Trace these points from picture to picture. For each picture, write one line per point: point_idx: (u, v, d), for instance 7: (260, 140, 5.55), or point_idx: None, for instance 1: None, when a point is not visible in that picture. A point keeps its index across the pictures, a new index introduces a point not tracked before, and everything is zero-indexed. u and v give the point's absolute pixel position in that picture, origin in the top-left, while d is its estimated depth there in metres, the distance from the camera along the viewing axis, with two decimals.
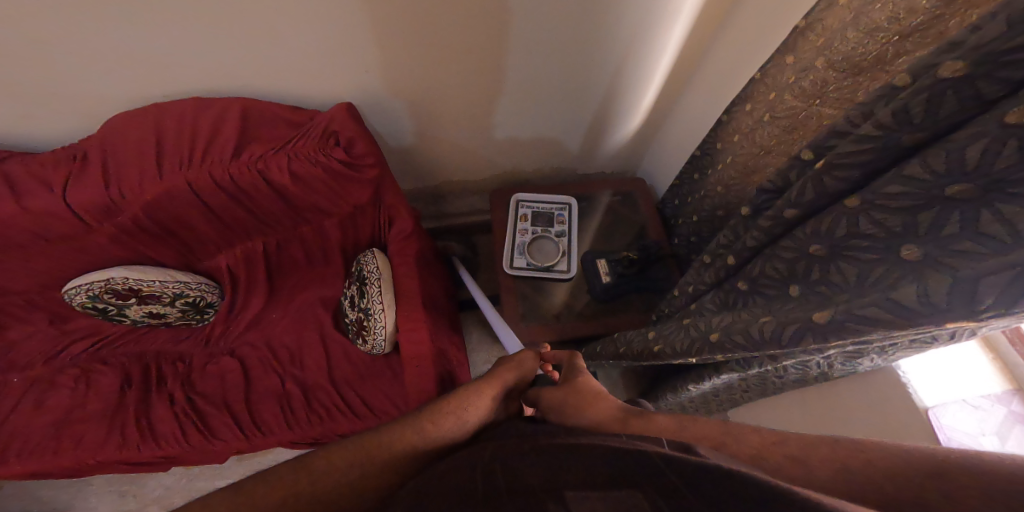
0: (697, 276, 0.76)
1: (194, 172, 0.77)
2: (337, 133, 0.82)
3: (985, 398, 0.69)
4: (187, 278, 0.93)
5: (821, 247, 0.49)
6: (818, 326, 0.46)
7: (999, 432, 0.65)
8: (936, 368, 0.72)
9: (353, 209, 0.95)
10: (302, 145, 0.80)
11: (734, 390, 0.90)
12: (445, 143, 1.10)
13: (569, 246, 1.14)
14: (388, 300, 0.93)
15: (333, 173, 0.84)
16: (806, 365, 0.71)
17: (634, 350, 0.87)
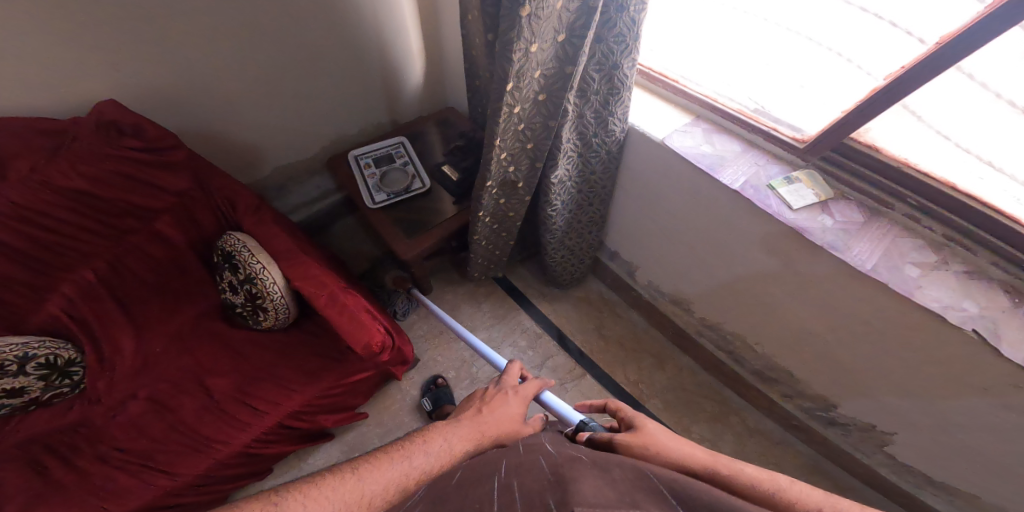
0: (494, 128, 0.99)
1: None
2: (118, 122, 0.80)
3: (694, 124, 0.95)
4: (21, 340, 0.87)
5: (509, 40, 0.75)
6: (504, 58, 0.72)
7: (704, 140, 0.92)
8: (648, 117, 0.97)
9: (180, 202, 0.92)
10: (78, 144, 0.77)
11: (578, 211, 1.15)
12: (255, 123, 1.15)
13: (416, 167, 1.20)
14: (267, 259, 0.92)
15: (137, 164, 0.83)
16: (597, 148, 0.93)
17: (491, 214, 1.06)
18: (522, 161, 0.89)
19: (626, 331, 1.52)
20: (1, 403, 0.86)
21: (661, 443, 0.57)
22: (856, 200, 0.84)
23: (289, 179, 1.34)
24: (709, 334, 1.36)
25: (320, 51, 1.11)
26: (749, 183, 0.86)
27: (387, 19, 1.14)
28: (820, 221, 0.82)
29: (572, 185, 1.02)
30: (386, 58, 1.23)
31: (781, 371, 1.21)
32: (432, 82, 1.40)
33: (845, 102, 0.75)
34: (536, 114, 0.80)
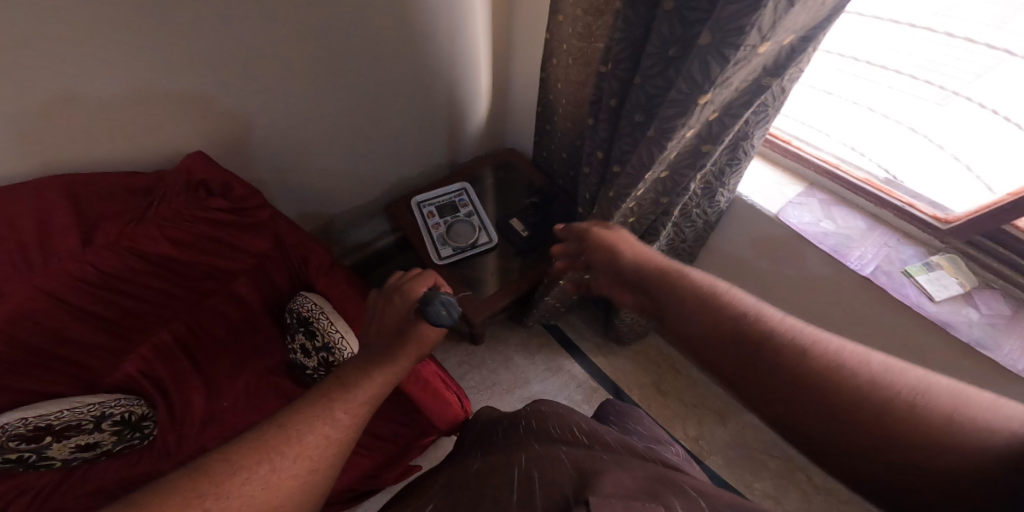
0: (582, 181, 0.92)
1: (44, 277, 0.68)
2: (205, 181, 0.75)
3: (809, 194, 0.86)
4: (98, 398, 0.86)
5: (640, 109, 0.67)
6: (647, 136, 0.64)
7: (824, 215, 0.83)
8: (756, 186, 0.89)
9: (257, 261, 0.90)
10: (164, 207, 0.73)
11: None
12: (323, 169, 1.12)
13: (483, 220, 1.16)
14: (344, 326, 0.89)
15: (217, 226, 0.79)
16: (693, 216, 0.86)
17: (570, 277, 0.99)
18: (618, 234, 0.84)
19: (685, 384, 1.42)
20: (76, 456, 0.84)
21: (628, 240, 0.65)
22: (1003, 291, 0.72)
23: (346, 220, 1.31)
24: None
25: (395, 101, 1.07)
26: (880, 267, 0.77)
27: (464, 66, 1.10)
28: (964, 315, 0.72)
29: (663, 251, 0.95)
30: (455, 102, 1.19)
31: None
32: (495, 121, 1.35)
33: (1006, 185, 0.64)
34: (651, 190, 0.74)
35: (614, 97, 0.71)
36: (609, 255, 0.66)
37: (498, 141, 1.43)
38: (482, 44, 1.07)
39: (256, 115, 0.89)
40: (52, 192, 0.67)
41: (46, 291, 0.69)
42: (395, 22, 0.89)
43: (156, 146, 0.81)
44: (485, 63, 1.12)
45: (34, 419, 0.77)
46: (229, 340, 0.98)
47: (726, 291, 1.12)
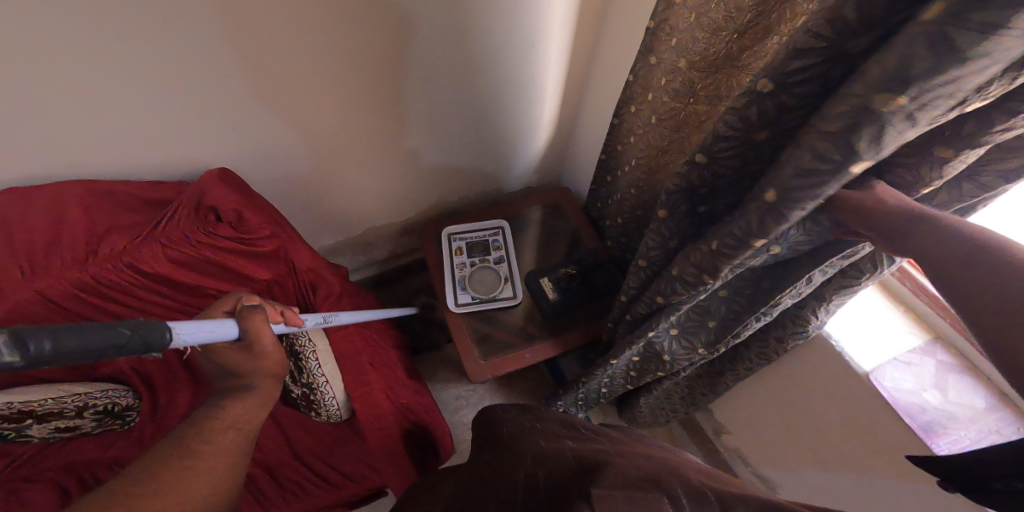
0: (638, 268, 0.75)
1: (43, 282, 0.62)
2: (215, 206, 0.68)
3: (920, 354, 0.75)
4: (86, 385, 0.84)
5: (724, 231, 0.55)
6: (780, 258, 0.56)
7: (932, 385, 0.72)
8: (853, 332, 0.80)
9: (259, 289, 0.81)
10: (173, 226, 0.68)
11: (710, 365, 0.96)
12: (360, 187, 1.04)
13: (510, 270, 1.09)
14: (331, 370, 0.88)
15: (225, 252, 0.72)
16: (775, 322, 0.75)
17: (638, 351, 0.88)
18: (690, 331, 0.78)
19: None
20: (54, 435, 0.84)
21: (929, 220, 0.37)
22: None
23: (376, 236, 1.22)
24: None
25: (448, 130, 0.98)
26: None
27: (529, 105, 0.99)
28: None
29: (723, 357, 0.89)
30: (512, 139, 1.08)
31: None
32: (552, 161, 1.24)
33: None
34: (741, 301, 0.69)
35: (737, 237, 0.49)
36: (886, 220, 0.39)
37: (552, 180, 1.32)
38: (553, 87, 0.97)
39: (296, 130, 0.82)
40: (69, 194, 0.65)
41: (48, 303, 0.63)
42: (464, 55, 0.80)
43: (185, 153, 0.76)
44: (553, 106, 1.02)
45: (19, 404, 0.76)
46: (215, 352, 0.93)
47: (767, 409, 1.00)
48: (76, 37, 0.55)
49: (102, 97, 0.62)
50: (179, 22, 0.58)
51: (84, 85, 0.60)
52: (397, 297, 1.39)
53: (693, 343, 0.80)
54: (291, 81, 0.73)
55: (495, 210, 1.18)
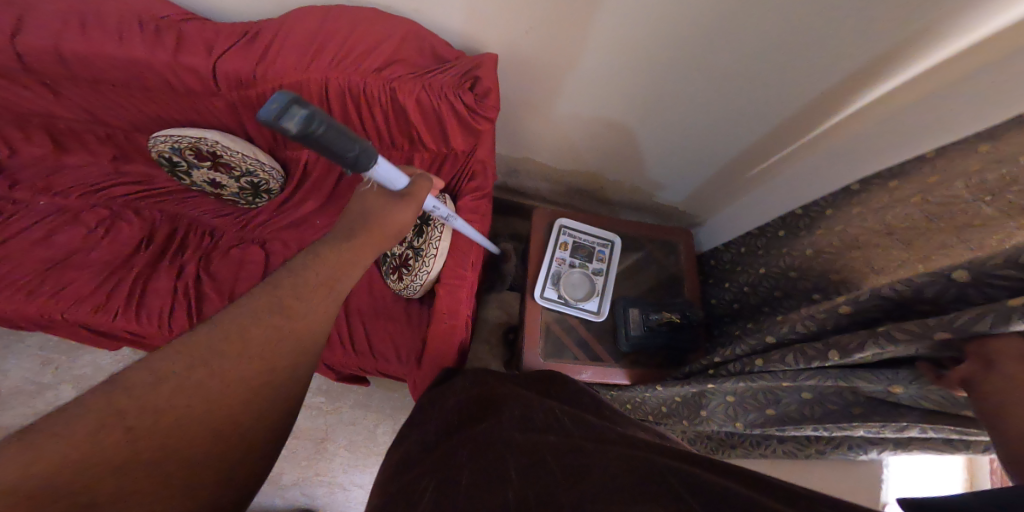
0: (757, 338, 0.77)
1: (337, 74, 0.76)
2: (478, 77, 0.80)
3: None
4: (262, 160, 0.93)
5: (862, 335, 0.60)
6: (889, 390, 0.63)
7: None
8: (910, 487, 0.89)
9: (446, 152, 0.95)
10: (439, 77, 0.79)
11: (729, 437, 0.99)
12: (540, 125, 1.05)
13: (605, 287, 1.09)
14: (443, 249, 0.99)
15: (455, 115, 0.83)
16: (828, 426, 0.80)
17: (684, 394, 0.92)
18: (749, 397, 0.83)
19: None
20: (206, 184, 0.96)
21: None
22: None
23: (523, 169, 1.26)
24: None
25: (633, 118, 0.96)
26: None
27: (721, 137, 0.95)
28: None
29: (763, 442, 0.96)
30: (685, 155, 1.05)
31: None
32: (711, 201, 1.18)
33: None
34: (820, 398, 0.75)
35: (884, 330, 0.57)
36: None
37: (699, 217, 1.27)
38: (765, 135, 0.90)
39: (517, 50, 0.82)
40: (394, 31, 0.76)
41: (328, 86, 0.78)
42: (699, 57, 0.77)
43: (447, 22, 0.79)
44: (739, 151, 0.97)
45: (217, 148, 0.87)
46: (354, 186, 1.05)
47: None
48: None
49: None
50: None
51: None
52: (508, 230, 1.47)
53: (736, 415, 0.88)
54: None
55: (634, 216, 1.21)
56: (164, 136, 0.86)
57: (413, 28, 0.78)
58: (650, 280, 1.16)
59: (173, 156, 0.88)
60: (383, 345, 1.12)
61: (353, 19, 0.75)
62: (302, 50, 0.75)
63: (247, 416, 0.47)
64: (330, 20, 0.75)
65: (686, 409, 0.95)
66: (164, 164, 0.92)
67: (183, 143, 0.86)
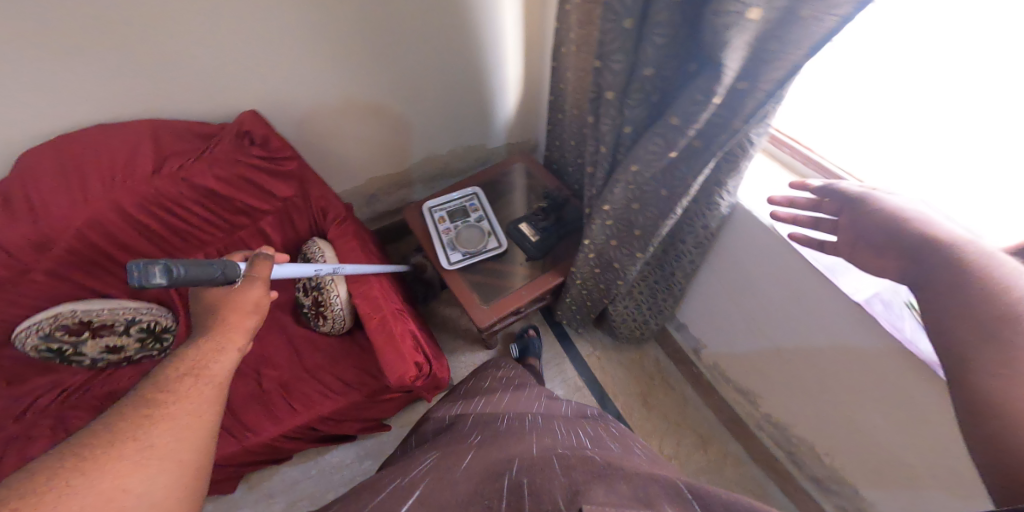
0: (589, 172, 1.05)
1: (121, 192, 0.79)
2: (250, 133, 0.84)
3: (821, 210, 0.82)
4: (135, 304, 0.93)
5: (608, 116, 0.88)
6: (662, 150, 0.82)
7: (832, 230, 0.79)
8: (763, 200, 0.89)
9: (283, 205, 0.98)
10: (218, 150, 0.83)
11: (660, 265, 1.13)
12: (352, 152, 1.16)
13: (492, 223, 1.21)
14: (336, 271, 1.10)
15: (257, 171, 0.88)
16: (695, 211, 0.95)
17: (597, 262, 1.15)
18: (621, 218, 1.03)
19: (674, 403, 1.43)
20: (104, 357, 0.93)
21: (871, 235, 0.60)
22: None
23: (376, 190, 1.30)
24: (769, 429, 1.26)
25: (419, 96, 1.11)
26: (879, 296, 0.74)
27: (489, 66, 1.11)
28: None
29: (681, 259, 1.07)
30: (478, 99, 1.19)
31: (846, 486, 1.10)
32: (525, 118, 1.33)
33: (1011, 211, 0.64)
34: (661, 189, 0.92)
35: (612, 96, 0.85)
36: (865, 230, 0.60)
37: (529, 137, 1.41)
38: (511, 48, 1.09)
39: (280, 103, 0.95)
40: (142, 131, 0.77)
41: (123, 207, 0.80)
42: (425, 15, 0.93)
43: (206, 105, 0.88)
44: (512, 69, 1.14)
45: (80, 314, 0.86)
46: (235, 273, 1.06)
47: (730, 324, 1.15)
48: (70, 11, 0.66)
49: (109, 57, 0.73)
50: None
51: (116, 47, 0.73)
52: (404, 249, 1.51)
53: (635, 238, 1.05)
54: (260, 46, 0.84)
55: (484, 172, 1.34)
56: (27, 331, 0.84)
57: (156, 122, 0.78)
58: (522, 208, 1.30)
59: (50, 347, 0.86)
60: (350, 376, 1.13)
61: (96, 140, 0.75)
62: (70, 192, 0.76)
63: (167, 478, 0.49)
64: (80, 153, 0.75)
65: (604, 264, 1.15)
66: (52, 358, 0.88)
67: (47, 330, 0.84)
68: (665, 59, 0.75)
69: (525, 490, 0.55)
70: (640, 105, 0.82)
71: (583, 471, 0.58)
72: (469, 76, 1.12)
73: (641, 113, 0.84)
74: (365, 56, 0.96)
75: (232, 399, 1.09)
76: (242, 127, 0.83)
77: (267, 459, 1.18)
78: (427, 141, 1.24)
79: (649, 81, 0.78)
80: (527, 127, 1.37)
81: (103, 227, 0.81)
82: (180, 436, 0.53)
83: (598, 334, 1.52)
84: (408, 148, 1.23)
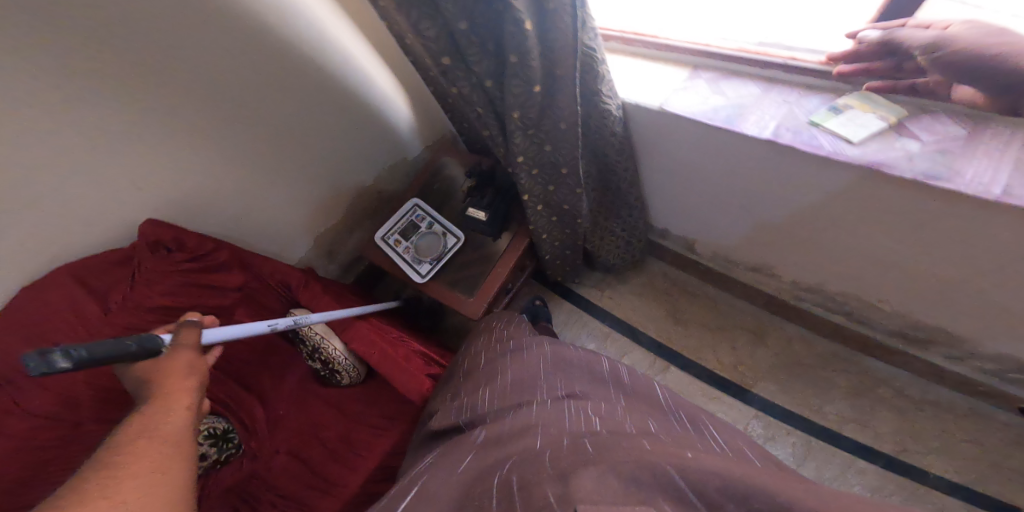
0: (489, 139, 1.00)
1: (94, 341, 0.87)
2: (161, 241, 0.91)
3: (697, 80, 0.83)
4: None
5: (462, 81, 0.83)
6: (524, 80, 0.77)
7: (713, 92, 0.81)
8: (641, 90, 0.88)
9: (243, 292, 1.04)
10: (146, 269, 0.89)
11: (604, 186, 1.09)
12: (291, 222, 1.23)
13: (442, 221, 1.22)
14: (324, 328, 1.13)
15: (197, 274, 0.95)
16: (595, 127, 0.91)
17: (546, 211, 1.11)
18: (541, 164, 0.98)
19: (706, 308, 1.36)
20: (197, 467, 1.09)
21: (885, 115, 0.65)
22: (945, 111, 0.64)
23: (332, 245, 1.37)
24: (811, 296, 1.16)
25: (320, 145, 1.16)
26: (784, 127, 0.73)
27: (359, 87, 1.13)
28: (900, 149, 0.65)
29: (617, 169, 1.02)
30: (371, 122, 1.22)
31: (934, 330, 1.01)
32: (423, 112, 1.32)
33: (867, 11, 0.69)
34: (557, 119, 0.86)
35: (451, 64, 0.80)
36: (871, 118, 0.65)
37: (440, 128, 1.40)
38: (365, 55, 1.08)
39: (194, 218, 1.02)
40: (65, 281, 0.83)
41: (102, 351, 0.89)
42: (278, 76, 0.98)
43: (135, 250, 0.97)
44: (381, 78, 1.15)
45: None
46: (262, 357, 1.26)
47: (703, 208, 1.09)
48: None
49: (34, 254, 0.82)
50: (79, 163, 0.80)
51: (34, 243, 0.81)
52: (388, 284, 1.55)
53: (564, 176, 1.00)
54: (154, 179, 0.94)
55: (417, 181, 1.35)
56: None
57: (79, 268, 0.85)
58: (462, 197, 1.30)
59: None
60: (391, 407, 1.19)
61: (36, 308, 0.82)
62: (48, 358, 0.84)
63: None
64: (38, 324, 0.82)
65: (553, 212, 1.11)
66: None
67: None
68: (465, 1, 0.69)
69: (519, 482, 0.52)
70: (482, 58, 0.77)
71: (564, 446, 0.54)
72: (348, 105, 1.14)
73: (489, 65, 0.79)
74: (255, 138, 1.03)
75: (310, 466, 1.17)
76: (150, 237, 0.89)
77: None
78: (349, 180, 1.28)
79: (469, 29, 0.72)
80: (433, 120, 1.37)
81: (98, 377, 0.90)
82: (146, 499, 0.47)
83: (599, 275, 1.49)
84: (338, 193, 1.28)
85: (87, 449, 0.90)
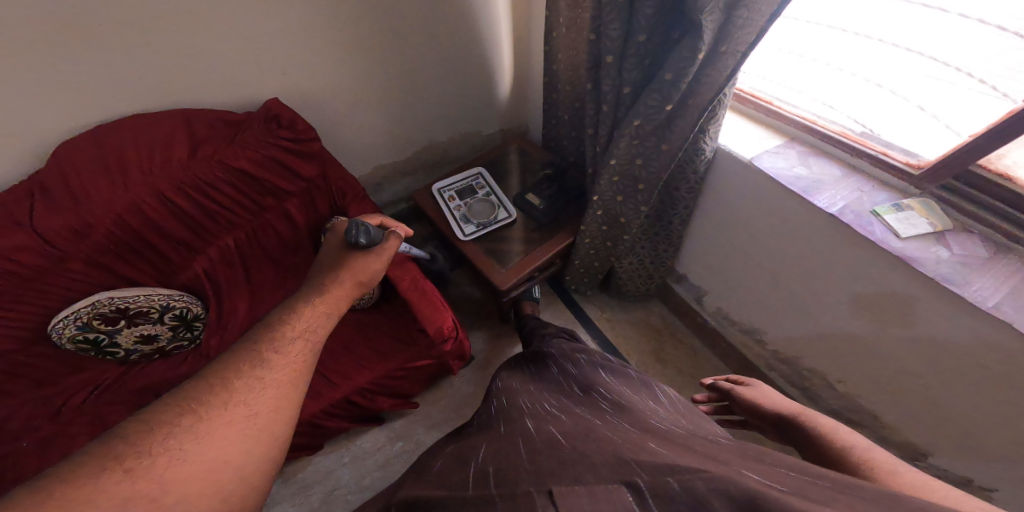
0: (592, 137, 1.11)
1: (140, 176, 0.86)
2: (278, 116, 0.95)
3: (789, 151, 0.99)
4: (166, 292, 0.97)
5: (612, 80, 0.94)
6: (665, 98, 0.88)
7: (799, 163, 0.97)
8: (738, 139, 1.04)
9: (307, 186, 1.05)
10: (250, 134, 0.93)
11: (661, 217, 1.20)
12: (361, 139, 1.23)
13: (501, 196, 1.25)
14: None
15: (286, 153, 0.97)
16: (684, 161, 1.04)
17: (606, 221, 1.19)
18: (628, 179, 1.07)
19: (685, 354, 1.47)
20: (137, 348, 0.96)
21: (760, 391, 0.83)
22: (981, 234, 0.81)
23: (382, 177, 1.37)
24: (781, 368, 1.30)
25: (422, 83, 1.20)
26: (849, 208, 0.88)
27: (484, 49, 1.22)
28: (934, 252, 0.81)
29: (681, 205, 1.14)
30: (476, 83, 1.29)
31: (863, 412, 1.14)
32: (516, 99, 1.43)
33: (976, 126, 0.74)
34: (668, 143, 0.96)
35: (611, 61, 0.90)
36: (744, 402, 0.82)
37: (520, 119, 1.50)
38: (501, 24, 1.19)
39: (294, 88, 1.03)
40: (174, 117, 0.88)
41: (155, 188, 0.88)
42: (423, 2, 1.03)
43: (230, 93, 0.96)
44: (504, 53, 1.26)
45: (114, 301, 0.91)
46: (260, 260, 1.07)
47: (732, 263, 1.23)
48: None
49: (146, 38, 0.81)
50: None
51: (154, 30, 0.81)
52: (411, 240, 1.53)
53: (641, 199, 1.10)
54: (282, 44, 0.95)
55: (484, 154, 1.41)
56: (76, 305, 0.88)
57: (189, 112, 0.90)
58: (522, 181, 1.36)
59: (90, 329, 0.90)
60: (383, 348, 1.16)
61: (125, 126, 0.85)
62: (107, 175, 0.83)
63: (262, 458, 0.48)
64: (116, 137, 0.84)
65: (611, 225, 1.20)
66: (100, 336, 0.92)
67: (92, 311, 0.89)
68: (657, 19, 0.82)
69: (491, 476, 0.49)
70: (637, 67, 0.90)
71: (554, 453, 0.50)
72: (464, 58, 1.21)
73: (638, 76, 0.91)
74: (376, 45, 1.06)
75: None
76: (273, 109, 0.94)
77: (309, 440, 1.20)
78: (428, 126, 1.32)
79: (648, 39, 0.85)
80: (521, 110, 1.47)
81: (136, 212, 0.88)
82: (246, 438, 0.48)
83: (605, 300, 1.59)
84: (414, 133, 1.31)
85: (86, 263, 0.87)
